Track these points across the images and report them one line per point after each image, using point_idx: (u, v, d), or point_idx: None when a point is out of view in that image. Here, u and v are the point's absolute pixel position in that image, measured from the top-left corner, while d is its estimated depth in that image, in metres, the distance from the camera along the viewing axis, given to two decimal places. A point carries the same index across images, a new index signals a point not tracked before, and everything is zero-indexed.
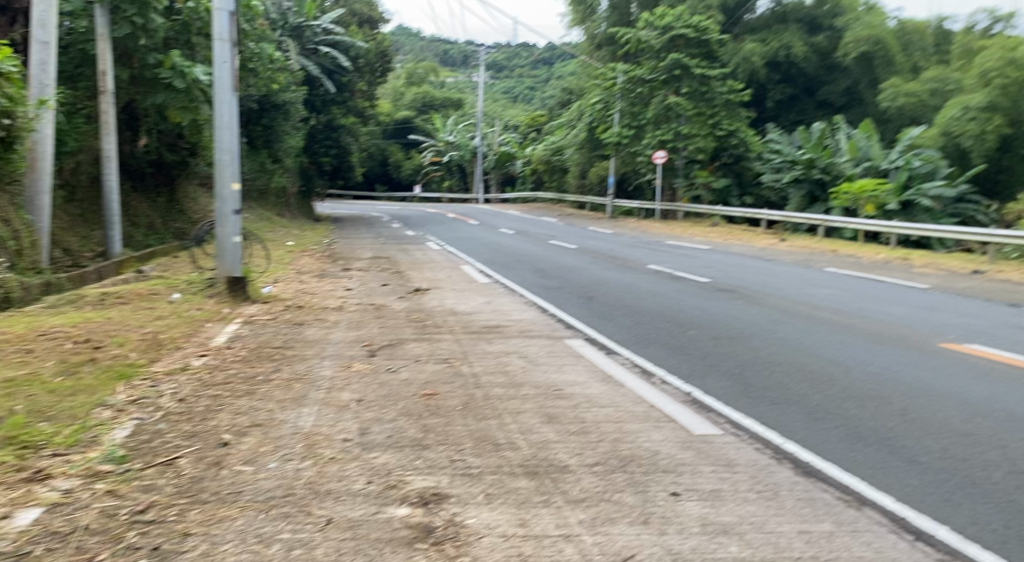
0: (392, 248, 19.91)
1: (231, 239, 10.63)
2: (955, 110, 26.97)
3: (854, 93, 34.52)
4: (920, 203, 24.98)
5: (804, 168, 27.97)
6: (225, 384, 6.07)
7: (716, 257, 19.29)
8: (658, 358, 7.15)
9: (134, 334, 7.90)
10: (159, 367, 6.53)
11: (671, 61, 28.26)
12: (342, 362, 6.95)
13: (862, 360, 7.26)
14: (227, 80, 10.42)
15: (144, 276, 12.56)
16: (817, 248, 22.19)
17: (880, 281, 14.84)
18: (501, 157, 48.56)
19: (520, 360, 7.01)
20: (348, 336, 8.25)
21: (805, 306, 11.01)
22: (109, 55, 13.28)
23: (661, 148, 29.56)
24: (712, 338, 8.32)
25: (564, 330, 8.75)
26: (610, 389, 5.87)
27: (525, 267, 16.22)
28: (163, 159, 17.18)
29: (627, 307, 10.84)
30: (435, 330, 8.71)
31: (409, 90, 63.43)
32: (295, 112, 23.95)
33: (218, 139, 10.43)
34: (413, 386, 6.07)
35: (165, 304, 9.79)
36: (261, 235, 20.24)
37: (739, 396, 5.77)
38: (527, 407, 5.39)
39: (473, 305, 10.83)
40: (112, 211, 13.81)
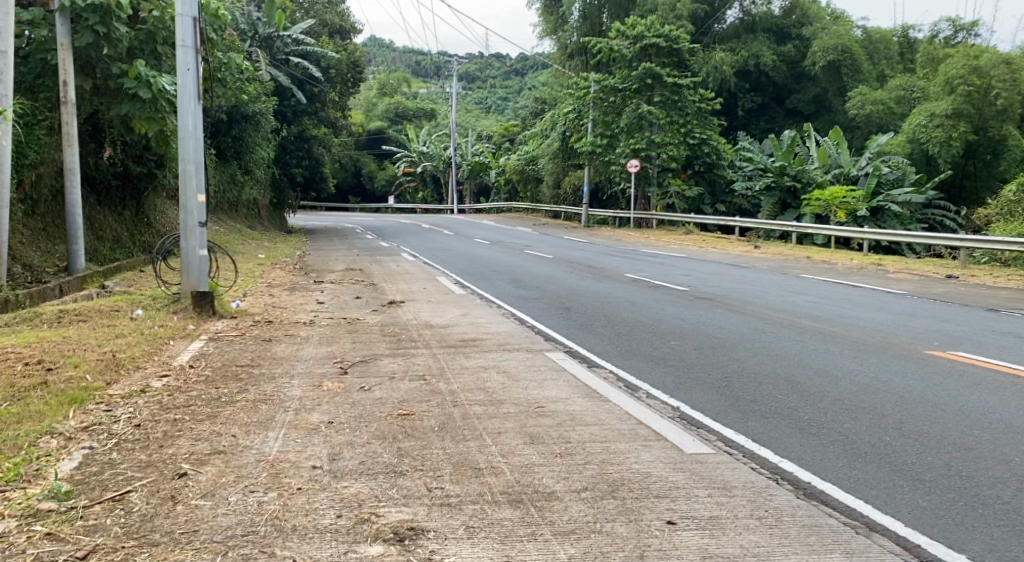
0: (365, 260, 19.57)
1: (197, 252, 10.25)
2: (921, 117, 27.20)
3: (823, 101, 34.76)
4: (889, 208, 25.49)
5: (776, 175, 28.07)
6: (187, 406, 5.71)
7: (692, 264, 19.12)
8: (641, 371, 6.88)
9: (92, 354, 7.49)
10: (116, 390, 6.16)
11: (644, 70, 28.32)
12: (313, 380, 6.61)
13: (850, 369, 7.03)
14: (191, 88, 10.04)
15: (107, 292, 12.10)
16: (792, 254, 22.13)
17: (858, 287, 14.71)
18: (474, 168, 47.59)
19: (498, 375, 6.72)
20: (319, 353, 7.91)
21: (785, 314, 10.82)
22: (70, 65, 12.83)
23: (634, 156, 29.14)
24: (695, 349, 8.07)
25: (543, 342, 8.45)
26: (595, 405, 5.59)
27: (501, 277, 15.91)
28: (129, 171, 16.72)
29: (607, 317, 10.57)
30: (409, 344, 8.39)
31: (381, 101, 63.02)
32: (265, 123, 23.55)
33: (182, 149, 10.07)
34: (388, 405, 5.75)
35: (126, 322, 9.37)
36: (230, 248, 19.81)
37: (728, 409, 5.51)
38: (508, 426, 5.11)
39: (449, 317, 10.52)
40: (73, 226, 13.35)
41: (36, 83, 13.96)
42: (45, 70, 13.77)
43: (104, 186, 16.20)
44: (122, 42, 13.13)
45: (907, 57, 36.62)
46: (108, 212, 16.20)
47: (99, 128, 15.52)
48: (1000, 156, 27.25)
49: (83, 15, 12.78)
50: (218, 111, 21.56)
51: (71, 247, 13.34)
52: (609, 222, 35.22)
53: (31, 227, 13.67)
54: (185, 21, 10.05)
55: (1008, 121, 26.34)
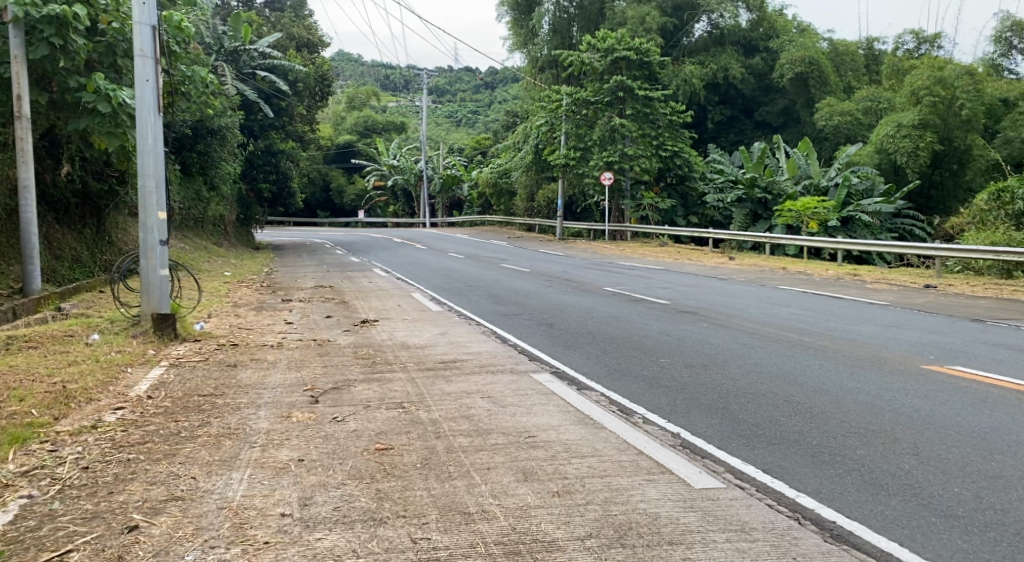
0: (336, 276, 19.05)
1: (158, 271, 9.69)
2: (889, 128, 27.16)
3: (791, 113, 34.90)
4: (859, 219, 25.49)
5: (747, 187, 28.04)
6: (142, 444, 5.20)
7: (670, 277, 18.82)
8: (632, 392, 6.48)
9: (40, 386, 6.92)
10: (63, 426, 5.64)
11: (615, 83, 28.22)
12: (282, 412, 6.11)
13: (849, 386, 6.71)
14: (150, 100, 9.52)
15: (63, 315, 11.47)
16: (767, 265, 21.97)
17: (839, 298, 14.51)
18: (447, 181, 47.63)
19: (482, 401, 6.28)
20: (289, 379, 7.41)
21: (772, 328, 10.51)
22: (25, 79, 12.25)
23: (607, 169, 28.90)
24: (686, 367, 7.70)
25: (526, 362, 8.03)
26: (589, 434, 5.18)
27: (476, 292, 15.49)
28: (89, 188, 16.03)
29: (590, 333, 10.17)
30: (385, 368, 7.91)
31: (350, 115, 62.39)
32: (231, 138, 22.91)
33: (141, 164, 9.54)
34: (364, 439, 5.28)
35: (81, 348, 8.79)
36: (195, 266, 19.15)
37: (733, 435, 5.13)
38: (498, 460, 4.66)
39: (426, 337, 10.06)
40: (29, 245, 12.70)
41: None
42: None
43: (62, 203, 15.51)
44: (79, 55, 12.52)
45: (873, 68, 36.91)
46: (67, 231, 15.51)
47: (57, 144, 14.84)
48: (966, 166, 27.43)
49: (38, 27, 12.13)
50: (182, 127, 20.91)
51: (26, 268, 12.68)
52: (583, 235, 35.00)
53: None
54: (143, 29, 9.52)
55: (974, 131, 26.52)
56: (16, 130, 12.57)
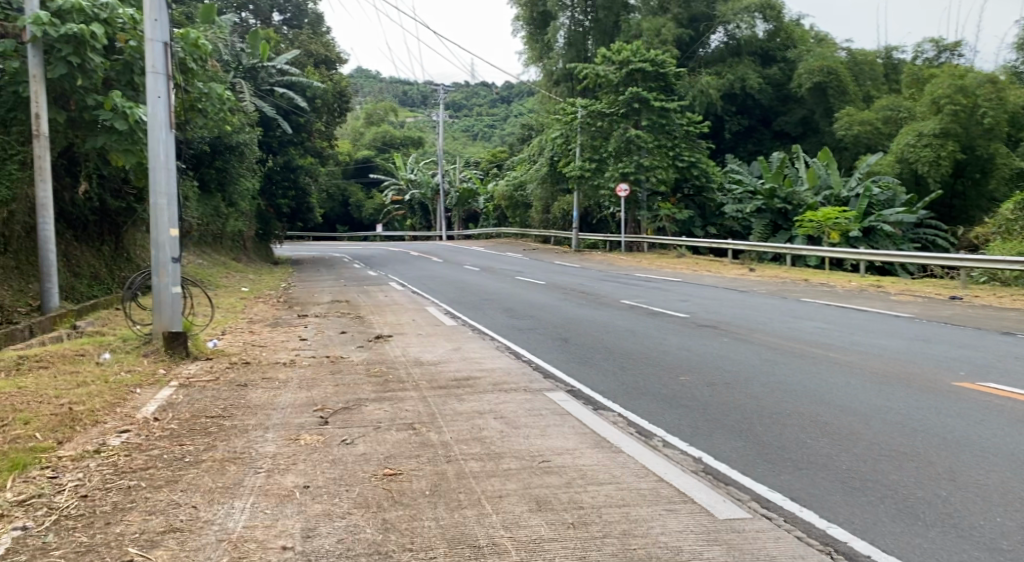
0: (352, 291, 18.95)
1: (171, 290, 9.58)
2: (909, 137, 26.76)
3: (809, 123, 34.59)
4: (880, 229, 25.11)
5: (766, 197, 27.72)
6: (145, 470, 5.05)
7: (688, 289, 18.56)
8: (651, 412, 6.27)
9: (47, 408, 6.79)
10: (66, 451, 5.50)
11: (630, 95, 28.07)
12: (290, 434, 5.93)
13: (878, 405, 6.44)
14: (162, 117, 9.42)
15: (77, 334, 11.41)
16: (787, 277, 21.63)
17: (863, 311, 14.19)
18: (464, 194, 47.80)
19: (495, 422, 6.08)
20: (299, 399, 7.24)
21: (795, 342, 10.24)
22: (44, 98, 12.25)
23: (623, 180, 28.75)
24: (707, 385, 7.47)
25: (541, 380, 7.82)
26: (605, 458, 4.97)
27: (492, 307, 15.30)
28: (107, 205, 16.02)
29: (608, 349, 9.95)
30: (397, 386, 7.74)
31: (367, 130, 62.62)
32: (248, 154, 22.95)
33: (153, 181, 9.44)
34: (372, 463, 5.09)
35: (91, 368, 8.68)
36: (212, 281, 19.12)
37: (757, 459, 4.90)
38: (510, 488, 4.46)
39: (440, 353, 9.88)
40: (46, 263, 12.67)
41: (8, 117, 13.31)
42: (17, 103, 13.12)
43: (80, 220, 15.53)
44: (97, 73, 12.53)
45: (892, 77, 36.49)
46: (85, 248, 15.52)
47: (75, 162, 14.85)
48: (989, 175, 26.98)
49: (56, 47, 12.14)
50: (200, 143, 20.95)
51: (44, 286, 12.64)
52: (600, 247, 34.76)
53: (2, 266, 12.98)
54: (155, 46, 9.44)
55: (996, 139, 26.08)
56: (34, 148, 12.57)
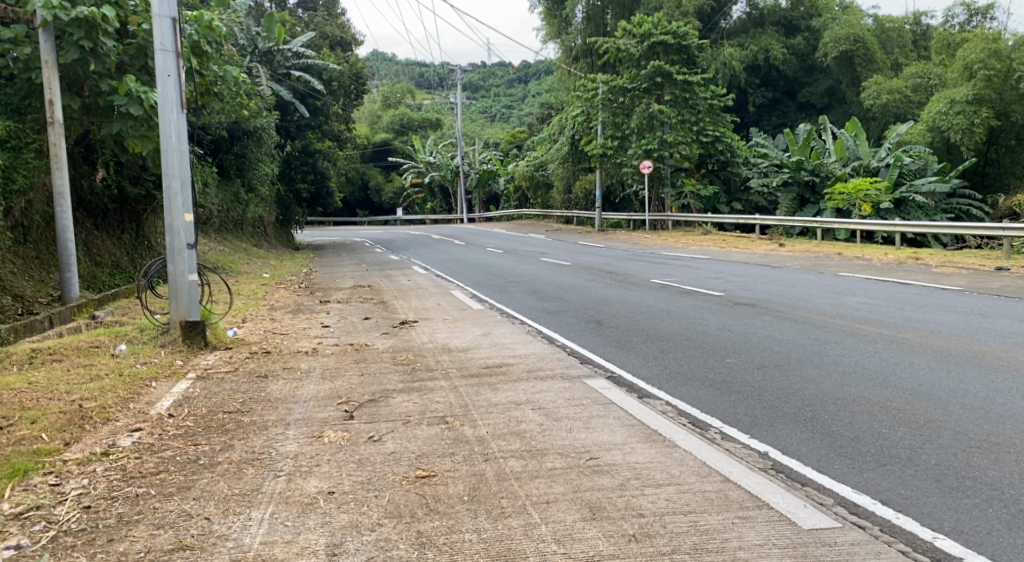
0: (375, 275, 18.54)
1: (187, 277, 9.13)
2: (941, 104, 25.69)
3: (836, 93, 33.58)
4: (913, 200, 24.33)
5: (793, 170, 26.88)
6: (155, 475, 4.62)
7: (720, 266, 17.88)
8: (703, 401, 5.73)
9: (56, 405, 6.40)
10: (72, 454, 5.10)
11: (652, 69, 27.30)
12: (314, 431, 5.48)
13: (950, 387, 5.88)
14: (173, 96, 8.96)
15: (94, 324, 11.04)
16: (821, 251, 20.89)
17: (909, 284, 13.50)
18: (483, 176, 47.34)
19: (534, 414, 5.59)
20: (322, 391, 6.79)
21: (843, 319, 9.64)
22: (57, 84, 11.82)
23: (647, 157, 28.14)
24: (757, 367, 6.92)
25: (578, 366, 7.31)
26: (660, 455, 4.46)
27: (518, 289, 14.80)
28: (126, 193, 15.60)
29: (643, 331, 9.40)
30: (425, 375, 7.29)
31: (386, 113, 62.05)
32: (267, 138, 22.55)
33: (165, 164, 8.99)
34: (403, 463, 4.64)
35: (106, 361, 8.29)
36: (232, 268, 18.76)
37: (833, 455, 4.36)
38: (559, 491, 3.97)
39: (468, 339, 9.41)
40: (66, 252, 12.33)
41: (23, 104, 12.94)
42: (32, 91, 12.82)
43: (101, 209, 15.16)
44: (111, 57, 12.09)
45: (921, 45, 35.29)
46: (106, 237, 15.20)
47: (92, 148, 14.49)
48: None
49: (68, 31, 11.70)
50: (217, 129, 20.53)
51: (64, 275, 12.31)
52: (623, 226, 34.08)
53: (23, 255, 12.65)
54: (163, 22, 8.95)
55: None
56: (49, 136, 12.17)
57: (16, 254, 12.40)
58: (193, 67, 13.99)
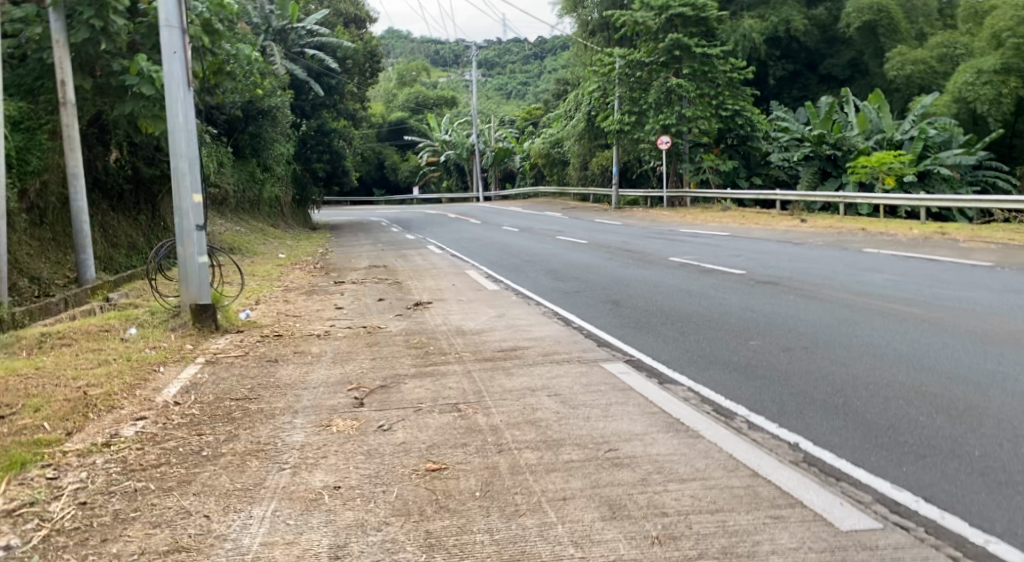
0: (390, 255, 18.35)
1: (196, 259, 8.93)
2: (967, 75, 24.88)
3: (858, 65, 32.92)
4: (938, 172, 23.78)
5: (814, 144, 26.28)
6: (156, 468, 4.45)
7: (741, 244, 17.51)
8: (727, 386, 5.48)
9: (61, 392, 6.24)
10: (73, 445, 4.94)
11: (670, 42, 26.86)
12: (322, 419, 5.28)
13: (989, 371, 5.58)
14: (178, 74, 8.72)
15: (106, 306, 10.90)
16: (844, 227, 20.42)
17: (936, 260, 13.11)
18: (499, 153, 47.05)
19: (550, 402, 5.36)
20: (333, 376, 6.59)
21: (870, 298, 9.32)
22: (68, 64, 11.60)
23: (665, 132, 27.77)
24: (783, 350, 6.66)
25: (594, 350, 7.06)
26: (683, 446, 4.22)
27: (534, 268, 14.55)
28: (141, 174, 15.44)
29: (663, 311, 9.14)
30: (438, 359, 7.08)
31: (400, 91, 61.77)
32: (282, 118, 22.32)
33: (172, 143, 8.78)
34: (413, 455, 4.42)
35: (115, 345, 8.13)
36: (248, 248, 18.65)
37: (868, 446, 4.09)
38: (576, 486, 3.75)
39: (483, 321, 9.18)
40: (81, 234, 12.20)
41: (35, 84, 12.78)
42: (44, 71, 12.66)
43: (115, 191, 15.02)
44: (121, 36, 11.88)
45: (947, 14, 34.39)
46: (122, 218, 15.09)
47: (105, 129, 14.34)
48: None
49: (77, 10, 11.47)
50: (232, 109, 20.38)
51: (78, 257, 12.19)
52: (641, 203, 33.65)
53: (38, 237, 12.55)
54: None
55: None
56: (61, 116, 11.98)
57: (31, 237, 12.29)
58: (205, 46, 13.73)
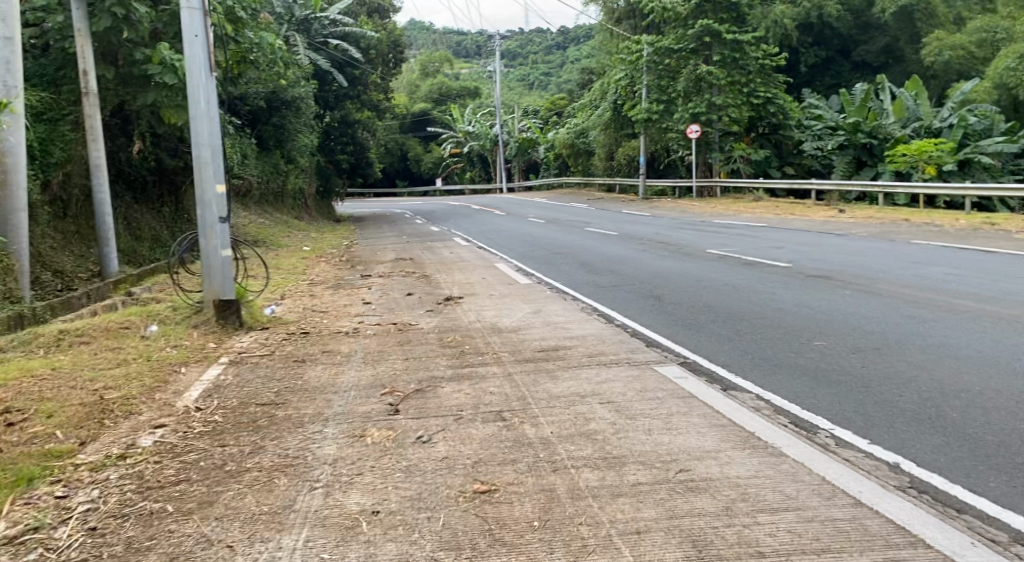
0: (417, 247, 17.92)
1: (220, 253, 8.53)
2: (1009, 60, 24.07)
3: (893, 51, 31.95)
4: (978, 161, 22.92)
5: (849, 132, 25.39)
6: (175, 486, 4.01)
7: (779, 235, 16.92)
8: (801, 394, 5.00)
9: (76, 396, 5.83)
10: (87, 457, 4.53)
11: (700, 28, 26.09)
12: (355, 428, 4.84)
13: None
14: (200, 58, 8.30)
15: (129, 301, 10.52)
16: (884, 218, 19.68)
17: (991, 252, 12.47)
18: (522, 144, 46.49)
19: (604, 410, 4.87)
20: (364, 379, 6.15)
21: (932, 293, 8.73)
22: (90, 53, 11.20)
23: (694, 122, 27.06)
24: (853, 352, 6.15)
25: (643, 351, 6.56)
26: (766, 468, 3.75)
27: (566, 261, 14.04)
28: (165, 165, 15.07)
29: (710, 308, 8.63)
30: (475, 360, 6.62)
31: (423, 83, 61.36)
32: (306, 109, 21.92)
33: (194, 131, 8.38)
34: (457, 473, 3.96)
35: (135, 343, 7.76)
36: (274, 240, 18.29)
37: (983, 469, 3.60)
38: (650, 517, 3.29)
39: (519, 318, 8.70)
40: (104, 226, 11.84)
41: (58, 75, 12.38)
42: (67, 61, 12.27)
43: (139, 182, 14.70)
44: (144, 25, 11.50)
45: None
46: (146, 211, 14.74)
47: (129, 120, 13.97)
48: None
49: None
50: (255, 99, 20.02)
51: (102, 250, 11.84)
52: (668, 193, 32.96)
53: (62, 230, 12.23)
54: None
55: None
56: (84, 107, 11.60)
57: (55, 230, 11.98)
58: (228, 34, 13.27)
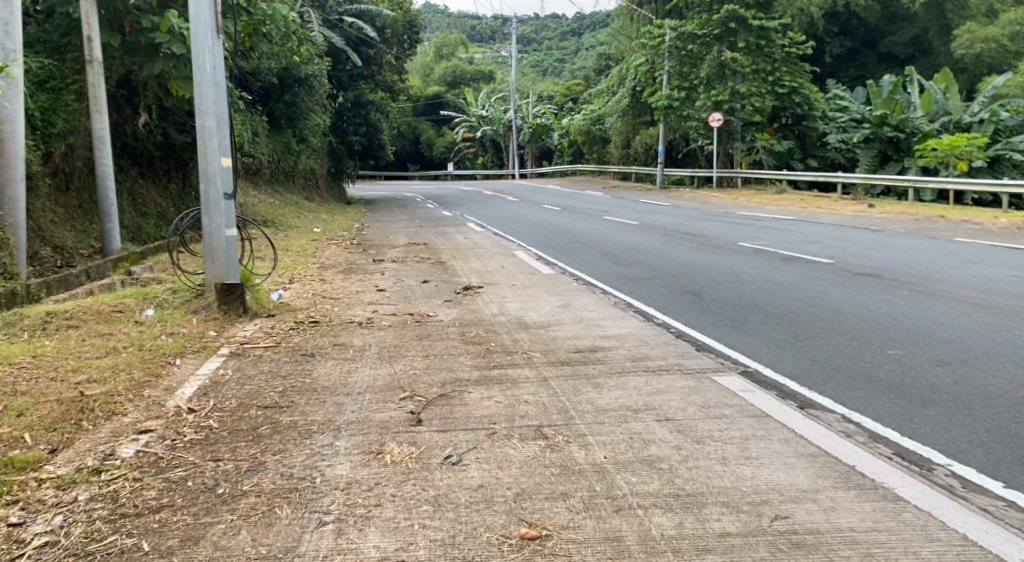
0: (430, 232, 17.18)
1: (224, 232, 7.78)
2: None
3: (921, 42, 30.88)
4: (1009, 159, 21.88)
5: (875, 125, 24.37)
6: (154, 515, 3.31)
7: (811, 228, 16.12)
8: (895, 415, 4.28)
9: (55, 391, 5.12)
10: (56, 468, 3.84)
11: (726, 13, 25.17)
12: (370, 442, 4.12)
13: None
14: (205, 17, 7.49)
15: (129, 281, 9.81)
16: (919, 214, 18.80)
17: None
18: (536, 130, 45.66)
19: (664, 431, 4.13)
20: (380, 379, 5.44)
21: (1002, 297, 7.93)
22: (94, 18, 10.40)
23: (717, 110, 26.16)
24: (935, 362, 5.41)
25: (694, 356, 5.80)
26: (883, 518, 3.03)
27: (589, 251, 13.28)
28: (172, 140, 14.26)
29: (756, 306, 7.87)
30: (504, 360, 5.90)
31: (438, 65, 60.45)
32: (319, 86, 21.13)
33: (198, 99, 7.62)
34: (497, 511, 3.24)
35: (130, 329, 7.05)
36: (284, 222, 17.60)
37: None
38: None
39: (548, 312, 7.96)
40: (107, 201, 11.10)
41: (62, 42, 11.53)
42: (72, 28, 11.43)
43: (145, 156, 13.93)
44: None
45: None
46: (151, 186, 14.03)
47: (135, 91, 13.16)
48: None
49: None
50: (268, 75, 19.22)
51: (105, 226, 11.10)
52: (686, 183, 32.06)
53: (64, 204, 11.52)
54: None
55: None
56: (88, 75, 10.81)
57: (56, 204, 11.28)
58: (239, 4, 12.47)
